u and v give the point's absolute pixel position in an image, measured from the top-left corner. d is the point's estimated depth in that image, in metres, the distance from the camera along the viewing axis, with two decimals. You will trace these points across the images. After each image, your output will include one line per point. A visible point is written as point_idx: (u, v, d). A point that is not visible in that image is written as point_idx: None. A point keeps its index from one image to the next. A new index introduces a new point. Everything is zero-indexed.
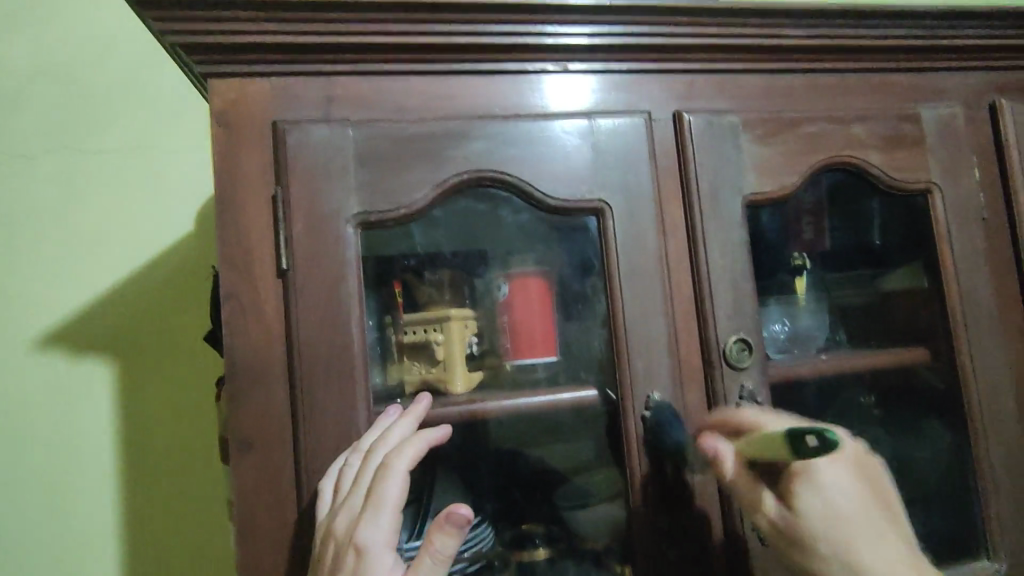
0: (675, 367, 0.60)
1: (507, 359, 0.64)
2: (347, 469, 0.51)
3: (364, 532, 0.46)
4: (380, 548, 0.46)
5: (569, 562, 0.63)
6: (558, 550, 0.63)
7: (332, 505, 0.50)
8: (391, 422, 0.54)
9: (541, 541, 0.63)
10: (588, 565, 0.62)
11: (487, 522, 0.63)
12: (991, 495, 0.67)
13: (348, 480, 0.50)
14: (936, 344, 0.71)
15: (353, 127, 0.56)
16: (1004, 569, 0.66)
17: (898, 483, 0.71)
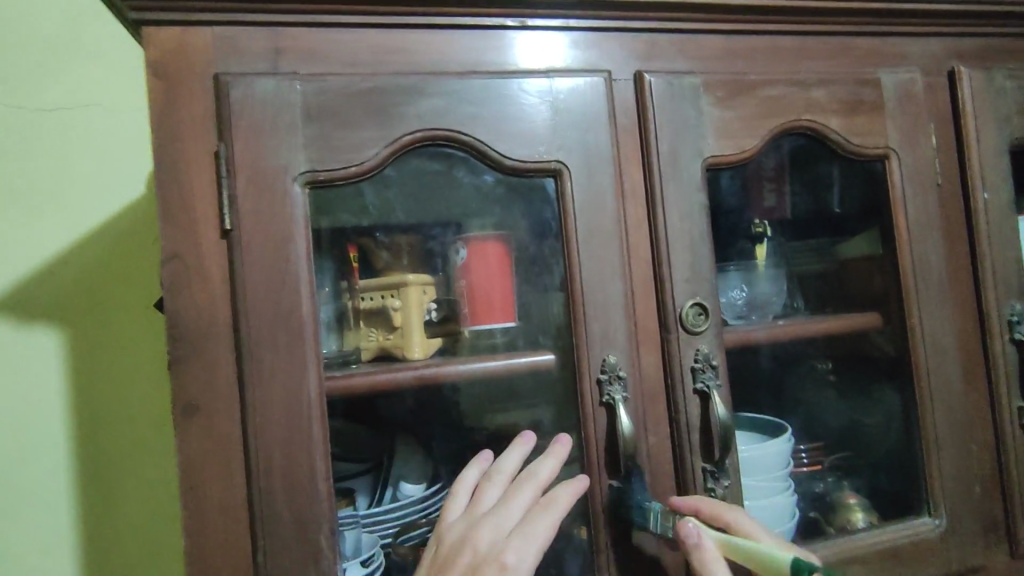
0: (632, 330, 0.60)
1: (464, 325, 0.63)
2: (486, 491, 0.57)
3: (509, 555, 0.51)
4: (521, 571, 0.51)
5: None
6: None
7: (465, 515, 0.55)
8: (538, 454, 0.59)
9: None
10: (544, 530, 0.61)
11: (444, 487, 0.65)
12: (933, 453, 0.70)
13: (484, 502, 0.56)
14: (887, 309, 0.72)
15: (299, 81, 0.54)
16: (942, 523, 0.69)
17: (834, 445, 0.76)
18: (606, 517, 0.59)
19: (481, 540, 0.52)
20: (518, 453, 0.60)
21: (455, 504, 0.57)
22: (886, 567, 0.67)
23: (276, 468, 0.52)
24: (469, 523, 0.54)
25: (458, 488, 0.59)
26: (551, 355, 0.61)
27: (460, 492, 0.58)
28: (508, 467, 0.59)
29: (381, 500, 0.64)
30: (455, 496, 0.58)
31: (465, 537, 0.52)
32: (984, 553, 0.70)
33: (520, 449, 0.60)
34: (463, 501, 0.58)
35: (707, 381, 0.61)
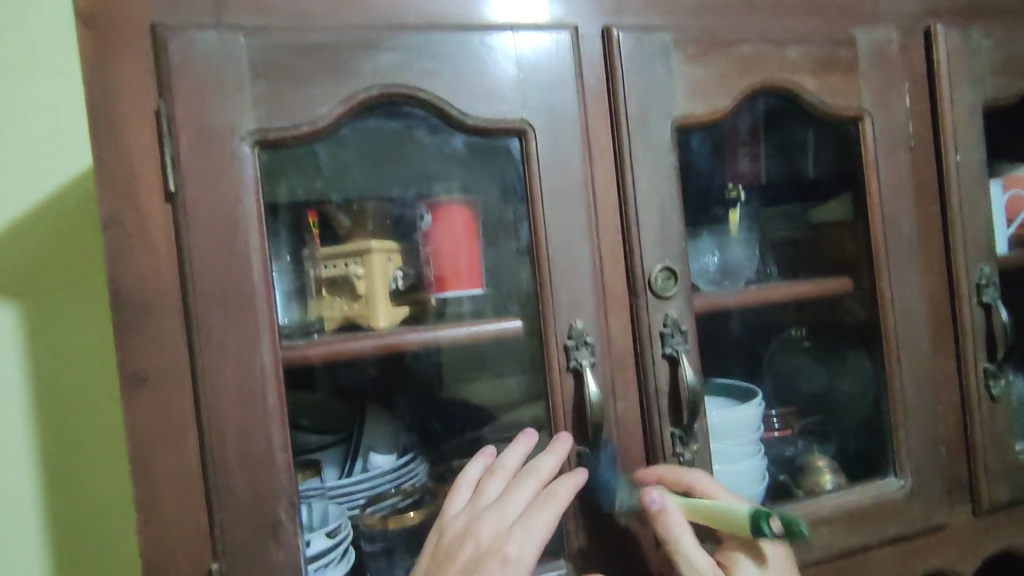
0: (599, 296, 0.59)
1: (431, 293, 0.61)
2: (487, 485, 0.55)
3: (510, 549, 0.49)
4: (521, 565, 0.49)
5: None
6: None
7: (466, 509, 0.53)
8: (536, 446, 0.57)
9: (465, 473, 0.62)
10: None
11: (416, 456, 0.63)
12: (901, 416, 0.70)
13: (486, 497, 0.54)
14: (858, 272, 0.72)
15: (245, 34, 0.51)
16: (908, 484, 0.70)
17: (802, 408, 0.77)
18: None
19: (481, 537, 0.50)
20: (521, 449, 0.57)
21: (456, 500, 0.55)
22: (851, 530, 0.67)
23: (231, 441, 0.50)
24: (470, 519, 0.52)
25: (461, 485, 0.56)
26: (518, 322, 0.60)
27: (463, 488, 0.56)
28: (511, 462, 0.56)
29: (351, 472, 0.62)
30: (456, 491, 0.56)
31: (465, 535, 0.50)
32: (947, 512, 0.71)
33: (523, 446, 0.57)
34: (464, 496, 0.55)
35: (676, 346, 0.60)
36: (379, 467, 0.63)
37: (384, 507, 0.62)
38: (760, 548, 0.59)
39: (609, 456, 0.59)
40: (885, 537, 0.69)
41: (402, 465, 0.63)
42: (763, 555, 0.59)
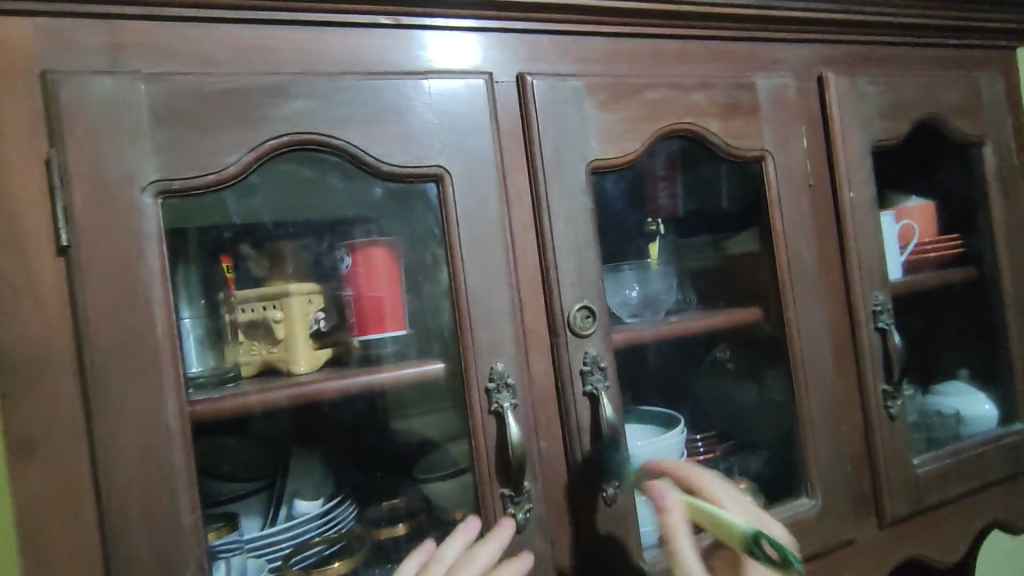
0: (519, 336, 0.60)
1: (354, 336, 0.60)
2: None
3: None
4: None
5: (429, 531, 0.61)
6: (418, 521, 0.61)
7: None
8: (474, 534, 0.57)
9: (395, 517, 0.61)
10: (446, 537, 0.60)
11: (343, 501, 0.61)
12: (809, 438, 0.74)
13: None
14: (767, 303, 0.76)
15: (145, 82, 0.49)
16: (819, 502, 0.73)
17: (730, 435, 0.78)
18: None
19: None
20: (461, 539, 0.56)
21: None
22: None
23: (134, 505, 0.47)
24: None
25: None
26: (440, 363, 0.60)
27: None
28: (449, 556, 0.55)
29: (275, 519, 0.60)
30: None
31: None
32: (855, 526, 0.76)
33: (462, 535, 0.57)
34: None
35: (596, 383, 0.62)
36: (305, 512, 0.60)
37: (307, 557, 0.59)
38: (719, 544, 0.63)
39: (534, 495, 0.59)
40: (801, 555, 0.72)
41: (327, 509, 0.60)
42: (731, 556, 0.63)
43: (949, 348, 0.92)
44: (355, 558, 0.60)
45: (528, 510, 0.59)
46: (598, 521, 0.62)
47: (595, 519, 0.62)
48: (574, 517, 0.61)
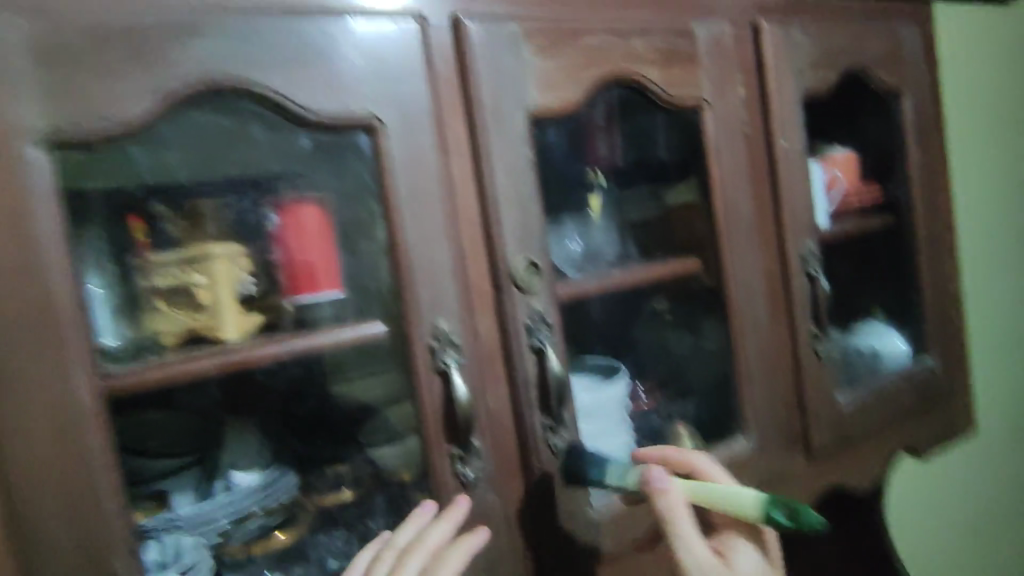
0: (462, 293, 0.58)
1: (286, 299, 0.56)
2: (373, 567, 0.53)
3: None
4: None
5: (377, 496, 0.60)
6: (363, 486, 0.60)
7: None
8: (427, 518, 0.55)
9: (341, 482, 0.60)
10: (394, 498, 0.59)
11: (281, 472, 0.60)
12: (745, 381, 0.77)
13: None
14: (705, 253, 0.76)
15: (23, 16, 0.43)
16: (752, 440, 0.77)
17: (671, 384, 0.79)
18: (449, 486, 0.58)
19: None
20: (414, 522, 0.55)
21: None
22: None
23: (49, 490, 0.44)
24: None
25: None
26: (381, 326, 0.57)
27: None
28: (400, 542, 0.54)
29: (214, 493, 0.57)
30: None
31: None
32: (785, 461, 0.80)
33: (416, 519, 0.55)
34: None
35: (542, 338, 0.61)
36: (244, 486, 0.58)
37: (246, 531, 0.57)
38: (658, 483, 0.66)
39: (482, 453, 0.59)
40: None
41: (264, 482, 0.58)
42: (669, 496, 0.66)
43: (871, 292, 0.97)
44: (300, 530, 0.58)
45: (476, 468, 0.58)
46: (545, 474, 0.62)
47: (541, 471, 0.61)
48: (524, 471, 0.61)
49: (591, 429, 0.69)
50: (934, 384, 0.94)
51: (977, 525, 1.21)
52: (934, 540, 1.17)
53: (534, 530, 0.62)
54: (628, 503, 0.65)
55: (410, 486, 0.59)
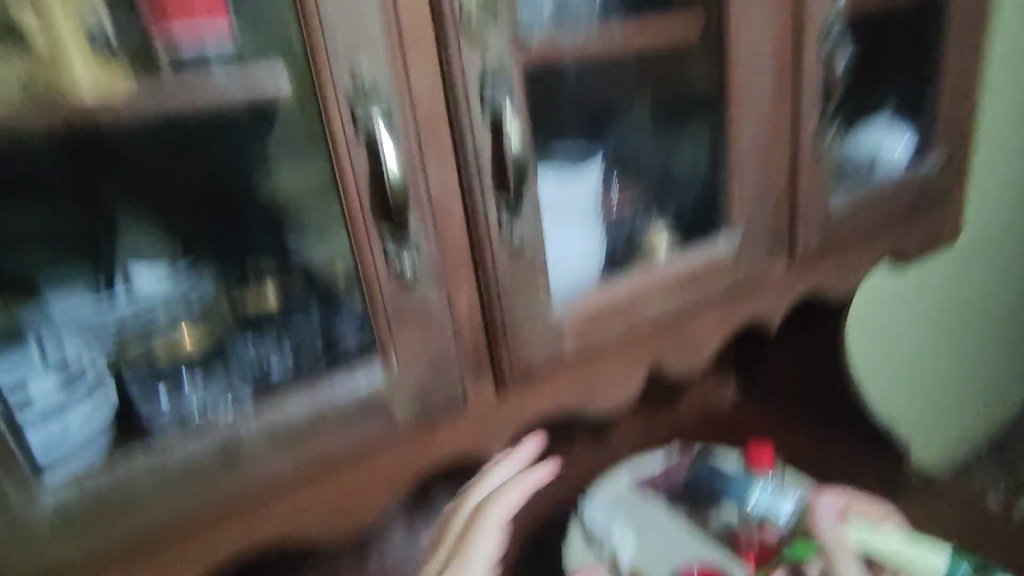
0: (390, 29, 0.45)
1: (155, 33, 0.42)
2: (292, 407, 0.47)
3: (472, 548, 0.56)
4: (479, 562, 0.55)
5: (302, 288, 0.52)
6: (286, 279, 0.52)
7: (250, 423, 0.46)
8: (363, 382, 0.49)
9: (259, 274, 0.52)
10: (318, 291, 0.51)
11: (189, 262, 0.52)
12: (737, 172, 0.65)
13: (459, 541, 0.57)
14: (705, 6, 0.62)
15: None
16: (738, 238, 0.67)
17: (654, 189, 0.68)
18: (383, 281, 0.48)
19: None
20: (348, 385, 0.48)
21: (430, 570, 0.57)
22: (684, 296, 0.65)
23: None
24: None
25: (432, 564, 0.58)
26: (282, 80, 0.43)
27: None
28: (326, 394, 0.48)
29: (114, 288, 0.50)
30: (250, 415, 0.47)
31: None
32: (768, 262, 0.71)
33: (349, 380, 0.49)
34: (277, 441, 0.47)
35: (496, 93, 0.49)
36: (144, 284, 0.50)
37: (148, 335, 0.49)
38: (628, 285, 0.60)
39: (423, 244, 0.49)
40: (712, 294, 0.67)
41: (177, 280, 0.51)
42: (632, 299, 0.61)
43: (896, 84, 0.83)
44: (213, 326, 0.51)
45: (416, 261, 0.49)
46: (499, 270, 0.52)
47: (495, 266, 0.52)
48: (474, 259, 0.52)
49: (559, 225, 0.59)
50: (943, 189, 0.84)
51: (928, 332, 1.27)
52: (890, 344, 1.22)
53: (488, 333, 0.54)
54: (596, 309, 0.59)
55: (336, 280, 0.50)
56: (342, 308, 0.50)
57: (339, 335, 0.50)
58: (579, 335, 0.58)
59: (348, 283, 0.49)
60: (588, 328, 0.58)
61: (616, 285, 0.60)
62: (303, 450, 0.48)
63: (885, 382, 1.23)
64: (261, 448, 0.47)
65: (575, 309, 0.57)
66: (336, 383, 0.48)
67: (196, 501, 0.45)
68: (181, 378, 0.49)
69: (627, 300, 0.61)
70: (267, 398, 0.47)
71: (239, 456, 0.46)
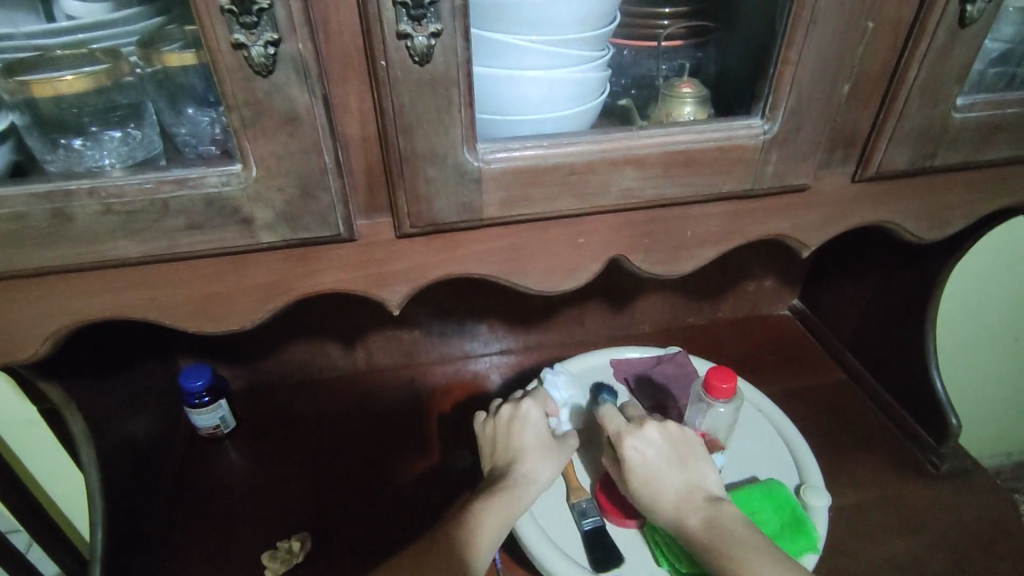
0: None
1: None
2: (133, 188, 0.42)
3: (533, 411, 0.71)
4: (537, 415, 0.71)
5: (173, 95, 0.49)
6: (156, 78, 0.49)
7: (93, 197, 0.41)
8: (228, 167, 0.43)
9: (140, 71, 0.49)
10: (179, 104, 0.49)
11: (63, 50, 0.48)
12: (797, 34, 0.45)
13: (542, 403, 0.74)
14: None
15: None
16: (772, 130, 0.49)
17: (692, 53, 0.54)
18: (230, 63, 0.38)
19: (533, 450, 0.68)
20: (214, 168, 0.43)
21: (528, 407, 0.71)
22: (670, 186, 0.49)
23: None
24: (521, 432, 0.69)
25: (523, 400, 0.72)
26: None
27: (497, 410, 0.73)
28: (182, 174, 0.42)
29: (56, 20, 0.48)
30: (95, 187, 0.41)
31: (525, 451, 0.68)
32: (814, 173, 0.52)
33: (210, 168, 0.43)
34: (129, 234, 0.43)
35: None
36: (79, 13, 0.49)
37: (25, 131, 0.48)
38: (587, 152, 0.46)
39: (292, 28, 0.38)
40: (714, 192, 0.51)
41: (49, 62, 0.47)
42: (587, 170, 0.47)
43: None
44: (80, 110, 0.49)
45: (274, 44, 0.38)
46: (403, 82, 0.41)
47: (397, 76, 0.41)
48: (366, 71, 0.41)
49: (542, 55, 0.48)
50: None
51: None
52: (972, 302, 1.08)
53: (383, 161, 0.44)
54: (534, 171, 0.46)
55: (200, 61, 0.44)
56: (208, 96, 0.46)
57: (190, 122, 0.49)
58: (503, 198, 0.46)
59: (179, 61, 0.46)
60: (515, 193, 0.46)
61: (576, 141, 0.47)
62: (151, 240, 0.43)
63: (952, 336, 1.12)
64: (98, 227, 0.42)
65: (500, 163, 0.45)
66: (189, 171, 0.42)
67: (31, 262, 0.43)
68: (35, 149, 0.48)
69: (581, 170, 0.47)
70: (96, 177, 0.42)
71: (70, 231, 0.42)
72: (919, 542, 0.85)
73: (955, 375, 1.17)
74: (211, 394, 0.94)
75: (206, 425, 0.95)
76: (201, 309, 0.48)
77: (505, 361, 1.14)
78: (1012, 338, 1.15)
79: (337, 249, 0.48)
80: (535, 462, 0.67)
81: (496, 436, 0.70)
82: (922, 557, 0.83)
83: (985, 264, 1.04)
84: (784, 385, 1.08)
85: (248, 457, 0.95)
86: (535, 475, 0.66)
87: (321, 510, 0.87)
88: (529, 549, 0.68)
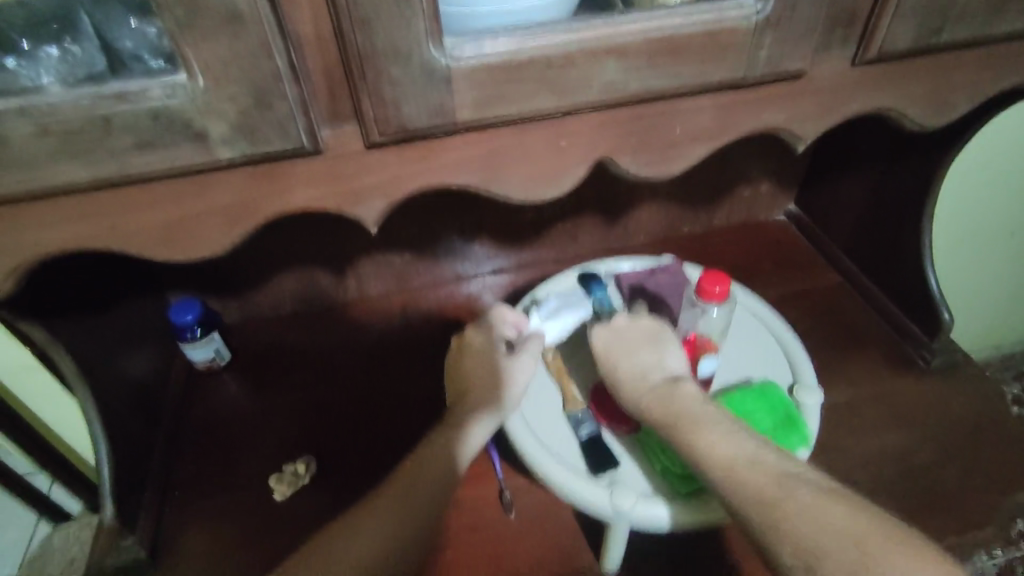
0: None
1: None
2: (70, 106, 0.38)
3: (476, 338, 0.73)
4: (483, 340, 0.73)
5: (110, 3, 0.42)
6: None
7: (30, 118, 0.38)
8: (166, 75, 0.39)
9: None
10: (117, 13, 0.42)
11: None
12: None
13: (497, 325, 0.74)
14: None
15: None
16: (766, 10, 0.45)
17: None
18: None
19: (479, 373, 0.70)
20: (151, 80, 0.39)
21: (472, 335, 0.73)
22: (655, 78, 0.46)
23: None
24: (467, 359, 0.72)
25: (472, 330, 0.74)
26: None
27: (458, 342, 0.75)
28: (120, 87, 0.38)
29: None
30: (28, 107, 0.38)
31: (480, 377, 0.70)
32: (811, 57, 0.48)
33: (150, 79, 0.39)
34: (76, 158, 0.40)
35: None
36: None
37: None
38: (564, 43, 0.43)
39: None
40: (704, 82, 0.47)
41: None
42: (565, 64, 0.43)
43: None
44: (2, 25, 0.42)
45: None
46: None
47: None
48: None
49: None
50: None
51: None
52: (972, 195, 1.05)
53: (342, 62, 0.41)
54: (508, 68, 0.42)
55: None
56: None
57: (134, 35, 0.42)
58: (476, 100, 0.43)
59: None
60: (488, 93, 0.43)
61: (554, 30, 0.43)
62: (99, 164, 0.40)
63: (951, 231, 1.10)
64: (38, 151, 0.39)
65: (469, 60, 0.41)
66: (126, 83, 0.39)
67: None
68: None
69: (559, 64, 0.43)
70: (23, 94, 0.38)
71: (8, 156, 0.39)
72: (911, 435, 0.86)
73: (953, 271, 1.16)
74: (203, 327, 0.93)
75: (201, 360, 0.95)
76: (168, 239, 0.46)
77: (499, 280, 1.13)
78: (1012, 230, 1.13)
79: (303, 165, 0.45)
80: (478, 385, 0.69)
81: (452, 365, 0.74)
82: (914, 449, 0.85)
83: (984, 156, 1.01)
84: (780, 291, 1.07)
85: (246, 388, 0.95)
86: (480, 396, 0.68)
87: (323, 435, 0.88)
88: (525, 457, 0.69)
